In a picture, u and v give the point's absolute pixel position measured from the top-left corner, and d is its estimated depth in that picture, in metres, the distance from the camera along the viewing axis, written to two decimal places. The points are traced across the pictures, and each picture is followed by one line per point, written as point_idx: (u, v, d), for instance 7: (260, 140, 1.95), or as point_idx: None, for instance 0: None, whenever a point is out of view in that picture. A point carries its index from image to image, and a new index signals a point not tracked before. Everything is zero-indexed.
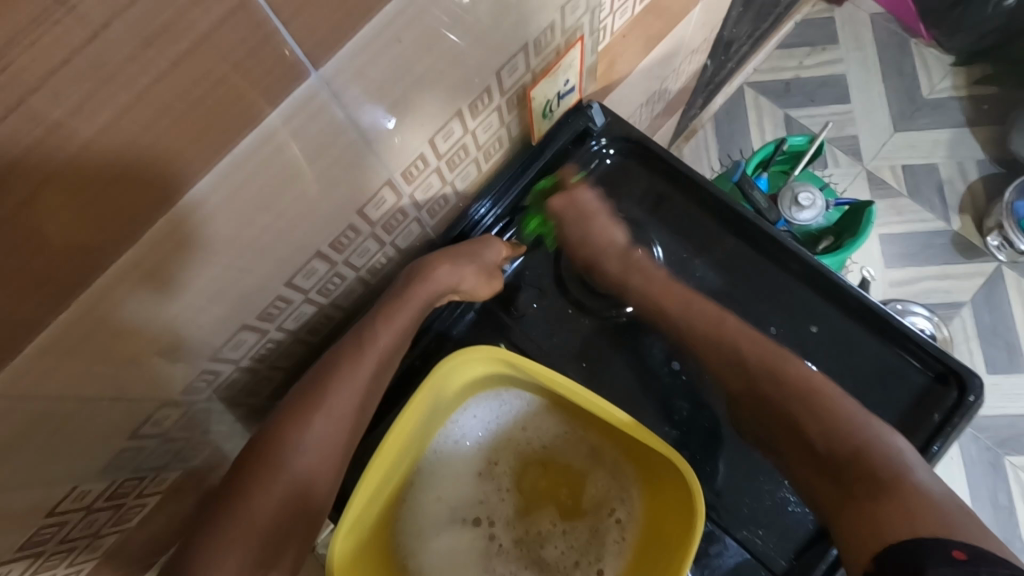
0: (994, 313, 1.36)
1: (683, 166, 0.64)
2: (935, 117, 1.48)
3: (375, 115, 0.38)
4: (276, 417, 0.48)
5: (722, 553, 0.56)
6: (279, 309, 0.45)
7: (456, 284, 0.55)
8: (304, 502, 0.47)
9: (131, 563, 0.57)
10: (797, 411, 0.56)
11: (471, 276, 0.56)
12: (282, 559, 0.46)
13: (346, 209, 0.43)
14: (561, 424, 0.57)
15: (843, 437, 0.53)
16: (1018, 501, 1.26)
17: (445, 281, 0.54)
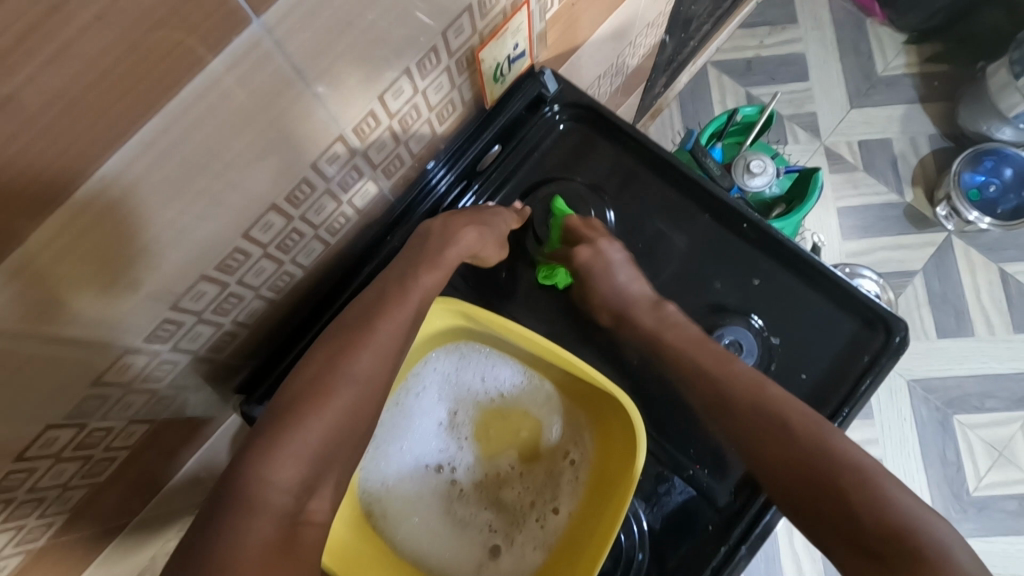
0: (944, 281, 1.43)
1: (634, 130, 0.67)
2: (890, 94, 1.54)
3: (323, 69, 0.40)
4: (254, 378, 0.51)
5: (670, 491, 0.60)
6: (237, 262, 0.47)
7: (478, 251, 0.59)
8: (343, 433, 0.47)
9: (99, 521, 0.59)
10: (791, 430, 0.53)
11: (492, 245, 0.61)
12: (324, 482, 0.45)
13: (299, 163, 0.45)
14: (518, 373, 0.60)
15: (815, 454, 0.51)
16: (965, 456, 1.34)
17: (468, 247, 0.58)
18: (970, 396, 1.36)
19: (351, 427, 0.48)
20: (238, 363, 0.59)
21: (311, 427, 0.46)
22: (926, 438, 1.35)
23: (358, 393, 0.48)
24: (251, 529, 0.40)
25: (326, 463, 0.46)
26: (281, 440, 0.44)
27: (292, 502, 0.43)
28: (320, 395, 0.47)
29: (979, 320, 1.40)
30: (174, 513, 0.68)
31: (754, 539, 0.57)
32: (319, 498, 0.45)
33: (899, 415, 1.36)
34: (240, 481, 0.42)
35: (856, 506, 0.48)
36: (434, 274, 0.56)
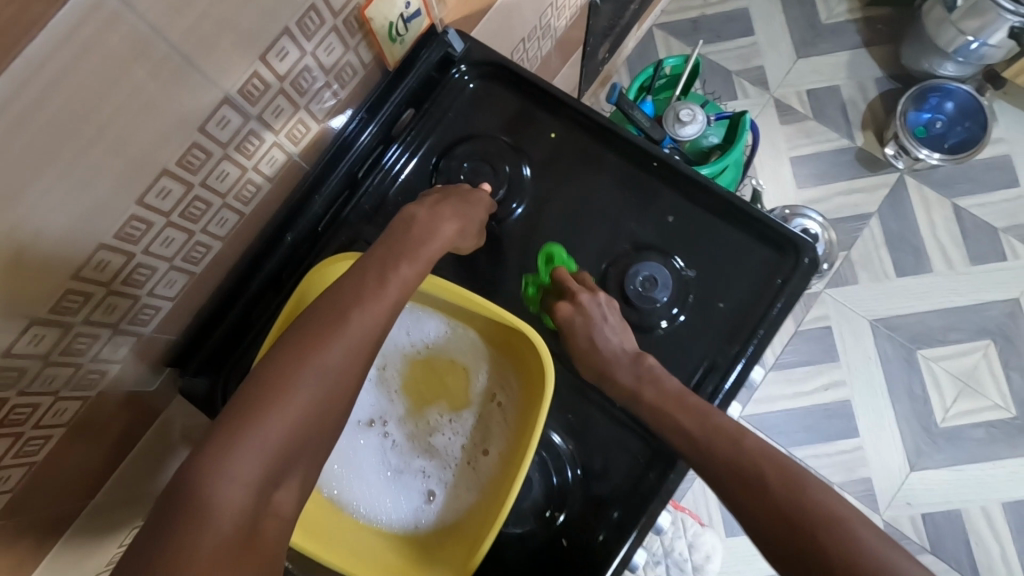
0: (899, 221, 1.44)
1: (542, 82, 0.68)
2: (834, 41, 1.55)
3: (185, 27, 0.41)
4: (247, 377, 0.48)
5: (600, 425, 0.62)
6: (139, 231, 0.49)
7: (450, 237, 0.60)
8: (305, 428, 0.46)
9: (47, 508, 0.57)
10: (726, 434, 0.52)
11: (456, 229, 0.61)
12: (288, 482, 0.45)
13: (185, 126, 0.46)
14: (442, 325, 0.62)
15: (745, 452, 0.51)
16: (931, 389, 1.36)
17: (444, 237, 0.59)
18: (933, 330, 1.39)
19: (318, 423, 0.47)
20: (167, 338, 0.60)
21: (275, 423, 0.45)
22: (892, 375, 1.38)
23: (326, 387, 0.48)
24: (199, 542, 0.39)
25: (291, 461, 0.45)
26: (243, 438, 0.43)
27: (252, 499, 0.42)
28: (282, 390, 0.46)
29: (936, 255, 1.42)
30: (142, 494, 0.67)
31: (681, 464, 0.59)
32: (285, 493, 0.44)
33: (864, 355, 1.39)
34: (196, 477, 0.41)
35: (823, 542, 0.44)
36: (414, 265, 0.56)
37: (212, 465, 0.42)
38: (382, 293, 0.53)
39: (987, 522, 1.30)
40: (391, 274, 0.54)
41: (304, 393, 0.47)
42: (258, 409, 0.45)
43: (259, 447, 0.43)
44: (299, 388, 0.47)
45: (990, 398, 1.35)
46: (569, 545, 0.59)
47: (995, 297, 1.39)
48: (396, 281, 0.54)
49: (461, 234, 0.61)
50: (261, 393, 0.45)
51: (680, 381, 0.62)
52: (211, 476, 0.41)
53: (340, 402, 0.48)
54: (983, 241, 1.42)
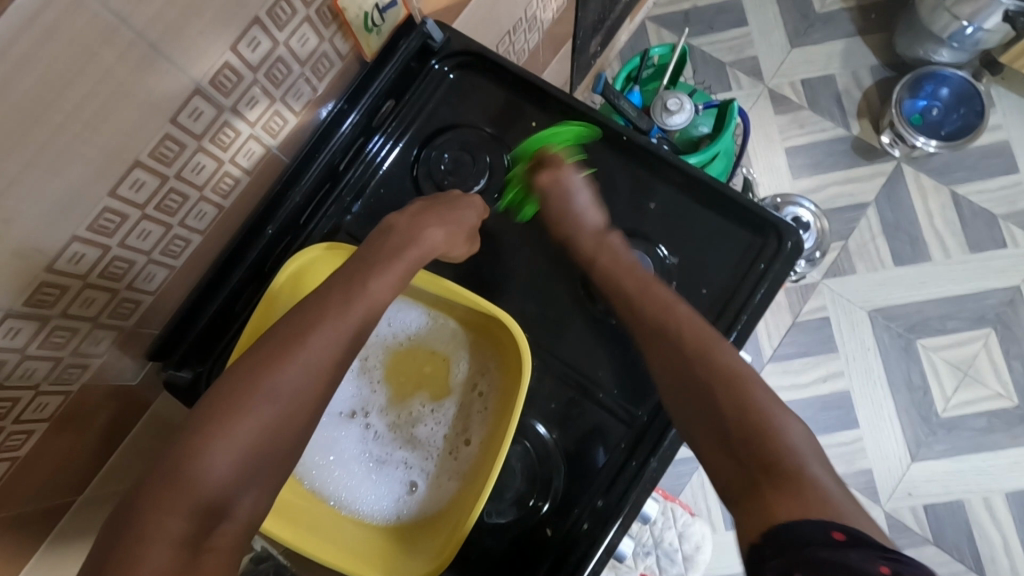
0: (896, 209, 1.43)
1: (522, 71, 0.68)
2: (828, 30, 1.53)
3: (150, 15, 0.41)
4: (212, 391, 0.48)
5: (584, 415, 0.62)
6: (114, 224, 0.49)
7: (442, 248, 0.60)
8: (261, 451, 0.47)
9: (36, 501, 0.57)
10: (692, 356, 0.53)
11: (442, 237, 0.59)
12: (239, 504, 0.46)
13: (156, 117, 0.46)
14: (423, 315, 0.62)
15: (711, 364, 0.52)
16: (931, 379, 1.35)
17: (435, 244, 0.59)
18: (931, 320, 1.37)
19: (272, 443, 0.48)
20: (150, 332, 0.60)
21: (227, 445, 0.46)
22: (891, 365, 1.37)
23: (284, 408, 0.48)
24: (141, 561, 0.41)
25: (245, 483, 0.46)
26: (192, 467, 0.44)
27: (197, 523, 0.44)
28: (236, 412, 0.47)
29: (934, 243, 1.41)
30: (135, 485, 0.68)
31: (664, 451, 0.59)
32: (233, 517, 0.46)
33: (862, 345, 1.37)
34: (148, 499, 0.43)
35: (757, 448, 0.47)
36: (384, 277, 0.55)
37: (162, 496, 0.43)
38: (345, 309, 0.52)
39: (989, 512, 1.28)
40: (359, 292, 0.53)
41: (259, 414, 0.47)
42: (213, 430, 0.46)
43: (204, 472, 0.45)
44: (250, 412, 0.47)
45: (990, 386, 1.34)
46: (553, 535, 0.59)
47: (995, 285, 1.38)
48: (363, 297, 0.53)
49: (450, 241, 0.60)
50: (208, 421, 0.46)
51: None
52: (159, 508, 0.43)
53: (299, 420, 0.49)
54: (982, 228, 1.41)
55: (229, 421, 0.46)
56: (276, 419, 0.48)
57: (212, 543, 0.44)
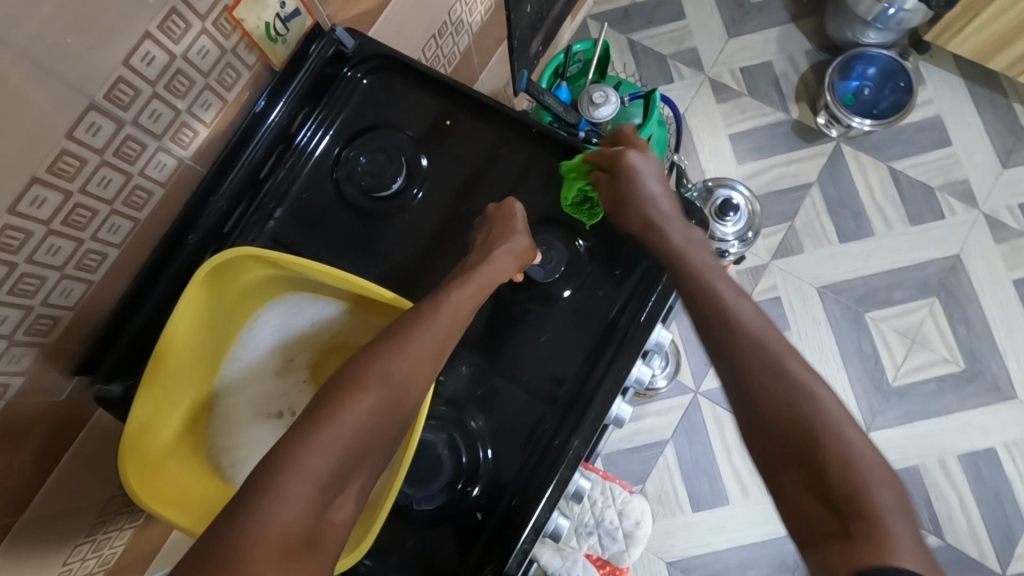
0: (838, 187, 1.48)
1: (434, 72, 0.71)
2: (763, 18, 1.58)
3: (28, 33, 0.43)
4: (341, 373, 0.50)
5: (508, 399, 0.64)
6: (19, 241, 0.50)
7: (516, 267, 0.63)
8: (379, 426, 0.49)
9: None
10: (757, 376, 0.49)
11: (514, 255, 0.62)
12: (353, 483, 0.46)
13: (50, 133, 0.47)
14: (343, 313, 0.64)
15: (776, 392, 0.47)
16: (881, 349, 1.39)
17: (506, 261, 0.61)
18: (878, 291, 1.42)
19: (384, 427, 0.49)
20: (73, 347, 0.61)
21: (349, 419, 0.47)
22: (843, 338, 1.40)
23: (393, 394, 0.50)
24: (276, 518, 0.41)
25: (358, 462, 0.47)
26: (319, 429, 0.46)
27: (322, 492, 0.44)
28: (353, 394, 0.48)
29: (875, 218, 1.45)
30: (79, 503, 0.68)
31: (586, 427, 0.62)
32: (345, 495, 0.46)
33: (814, 320, 1.41)
34: (272, 465, 0.43)
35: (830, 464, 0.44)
36: (465, 291, 0.59)
37: (290, 457, 0.44)
38: (439, 315, 0.56)
39: (945, 473, 1.32)
40: (442, 299, 0.57)
41: (373, 396, 0.49)
42: (342, 402, 0.48)
43: (336, 438, 0.46)
44: (366, 394, 0.49)
45: (938, 352, 1.38)
46: (485, 517, 0.61)
47: (935, 254, 1.42)
48: (452, 301, 0.58)
49: (524, 259, 0.63)
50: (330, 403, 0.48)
51: (581, 347, 0.64)
52: (288, 469, 0.43)
53: (410, 403, 0.51)
54: (920, 200, 1.46)
55: (349, 399, 0.48)
56: (386, 407, 0.49)
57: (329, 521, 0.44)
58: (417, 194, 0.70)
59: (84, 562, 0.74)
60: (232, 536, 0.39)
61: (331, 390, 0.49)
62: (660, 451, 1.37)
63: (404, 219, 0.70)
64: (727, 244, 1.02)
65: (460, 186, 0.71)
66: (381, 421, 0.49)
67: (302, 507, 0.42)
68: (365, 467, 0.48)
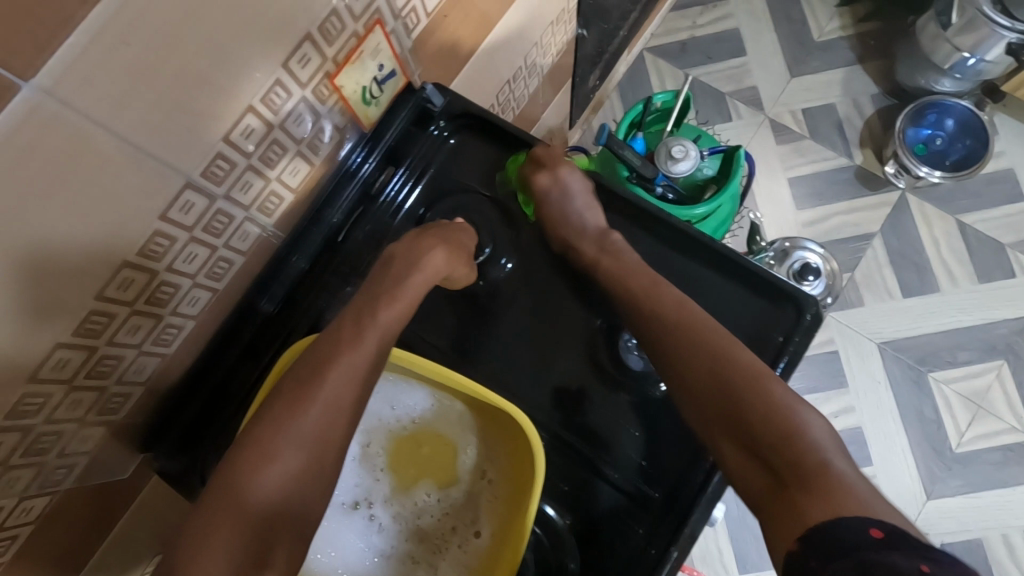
0: (902, 238, 1.41)
1: (524, 135, 0.67)
2: (827, 58, 1.53)
3: (135, 117, 0.39)
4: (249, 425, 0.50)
5: (596, 499, 0.59)
6: (101, 325, 0.46)
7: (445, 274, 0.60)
8: (295, 489, 0.48)
9: None
10: (695, 359, 0.55)
11: (441, 259, 0.60)
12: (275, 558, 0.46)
13: (143, 215, 0.44)
14: (428, 397, 0.59)
15: (707, 374, 0.53)
16: (943, 413, 1.32)
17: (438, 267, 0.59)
18: (941, 351, 1.35)
19: (302, 489, 0.49)
20: (139, 420, 0.57)
21: (260, 489, 0.47)
22: (903, 399, 1.34)
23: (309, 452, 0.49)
24: None
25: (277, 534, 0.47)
26: (235, 505, 0.46)
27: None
28: (266, 457, 0.48)
29: (941, 273, 1.39)
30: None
31: (685, 538, 0.56)
32: (273, 571, 0.46)
33: (873, 378, 1.35)
34: (186, 553, 0.44)
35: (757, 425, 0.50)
36: (392, 307, 0.56)
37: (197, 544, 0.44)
38: (358, 345, 0.53)
39: (1008, 551, 1.25)
40: (369, 323, 0.55)
41: (286, 460, 0.48)
42: (257, 469, 0.47)
43: (237, 519, 0.46)
44: (278, 457, 0.48)
45: (1005, 420, 1.31)
46: None
47: (1004, 315, 1.36)
48: (375, 327, 0.55)
49: (451, 262, 0.60)
50: (238, 466, 0.47)
51: (680, 444, 0.60)
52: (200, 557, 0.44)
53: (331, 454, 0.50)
54: (989, 257, 1.39)
55: (258, 464, 0.48)
56: (303, 461, 0.49)
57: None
58: (509, 267, 0.67)
59: None
60: None
61: (252, 446, 0.48)
62: None
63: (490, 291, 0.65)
64: None
65: (546, 258, 0.66)
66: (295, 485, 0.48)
67: None
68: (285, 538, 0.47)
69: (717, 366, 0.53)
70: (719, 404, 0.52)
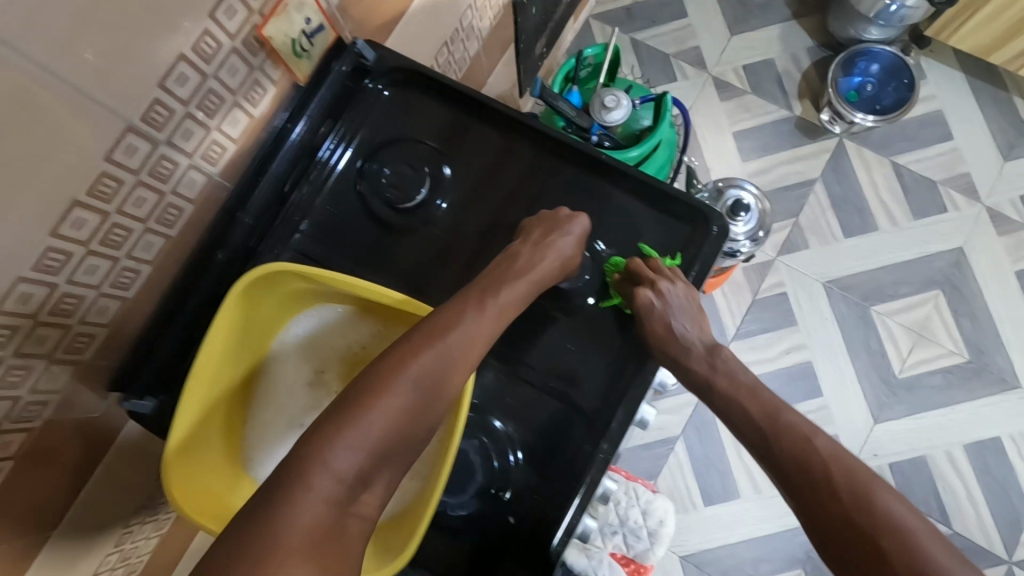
0: (843, 183, 1.49)
1: (452, 83, 0.72)
2: (765, 16, 1.59)
3: (72, 61, 0.43)
4: (378, 365, 0.54)
5: (535, 408, 0.65)
6: (59, 262, 0.50)
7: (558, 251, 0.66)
8: (401, 425, 0.52)
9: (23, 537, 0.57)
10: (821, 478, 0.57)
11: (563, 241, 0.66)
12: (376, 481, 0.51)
13: (90, 156, 0.48)
14: (372, 325, 0.66)
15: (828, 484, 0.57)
16: (887, 343, 1.41)
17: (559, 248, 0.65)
18: (883, 286, 1.43)
19: (408, 424, 0.53)
20: (106, 363, 0.61)
21: (374, 417, 0.51)
22: (850, 333, 1.42)
23: (418, 397, 0.53)
24: (298, 513, 0.46)
25: (381, 464, 0.51)
26: (349, 426, 0.50)
27: (342, 490, 0.48)
28: (383, 391, 0.52)
29: (880, 213, 1.47)
30: (110, 520, 0.68)
31: (614, 433, 0.63)
32: (369, 492, 0.51)
33: (821, 316, 1.43)
34: (302, 458, 0.48)
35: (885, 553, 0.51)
36: (507, 291, 0.62)
37: (316, 453, 0.48)
38: (477, 316, 0.59)
39: (951, 465, 1.34)
40: (488, 299, 0.61)
41: (398, 397, 0.52)
42: (377, 397, 0.52)
43: (357, 442, 0.50)
44: (391, 394, 0.52)
45: (944, 345, 1.40)
46: (516, 523, 0.63)
47: (939, 249, 1.44)
48: (495, 306, 0.61)
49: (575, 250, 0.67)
50: (358, 396, 0.52)
51: (607, 353, 0.66)
52: (315, 463, 0.48)
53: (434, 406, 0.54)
54: (924, 195, 1.47)
55: (377, 393, 0.52)
56: (412, 402, 0.53)
57: (354, 513, 0.50)
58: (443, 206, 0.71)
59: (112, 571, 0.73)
60: (261, 527, 0.45)
61: (374, 381, 0.53)
62: (672, 448, 1.39)
63: (430, 229, 0.71)
64: (738, 245, 1.03)
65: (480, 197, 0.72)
66: (414, 423, 0.53)
67: (323, 507, 0.47)
68: (389, 468, 0.52)
69: (832, 489, 0.56)
70: (838, 522, 0.55)
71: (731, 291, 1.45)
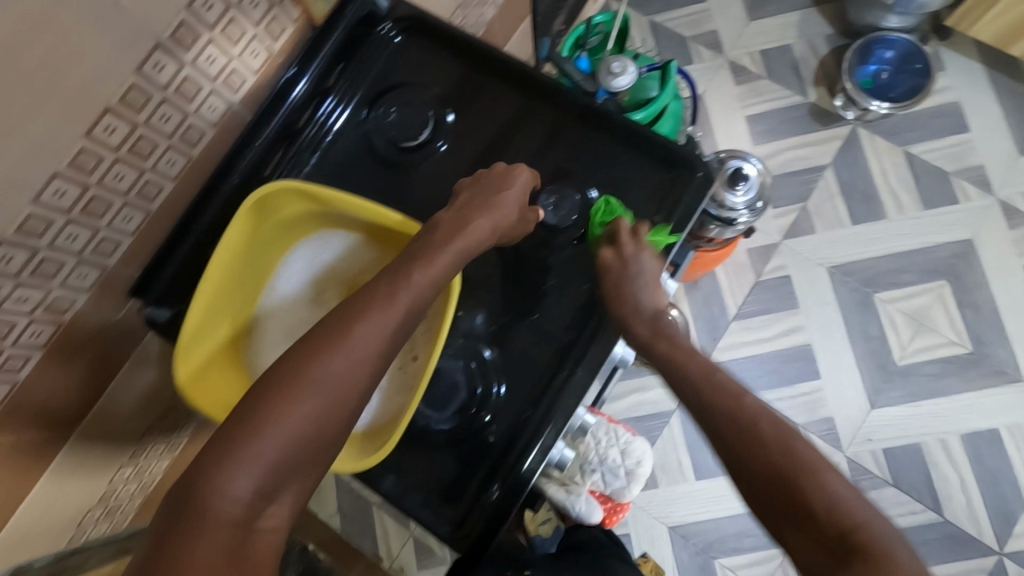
0: (853, 170, 1.50)
1: (459, 32, 0.76)
2: (783, 3, 1.60)
3: None
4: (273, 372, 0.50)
5: (517, 336, 0.69)
6: (92, 163, 0.56)
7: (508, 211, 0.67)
8: (308, 436, 0.49)
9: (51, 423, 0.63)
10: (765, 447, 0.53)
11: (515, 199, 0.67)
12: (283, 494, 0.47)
13: (123, 66, 0.54)
14: (371, 250, 0.71)
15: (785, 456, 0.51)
16: (887, 330, 1.41)
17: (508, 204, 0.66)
18: (887, 274, 1.44)
19: (315, 432, 0.49)
20: (129, 271, 0.67)
21: (277, 430, 0.47)
22: (850, 318, 1.43)
23: (332, 397, 0.50)
24: (197, 544, 0.41)
25: (283, 480, 0.47)
26: (250, 443, 0.46)
27: (242, 510, 0.45)
28: (288, 399, 0.48)
29: (889, 201, 1.47)
30: (130, 428, 0.75)
31: (589, 360, 0.67)
32: (277, 505, 0.47)
33: (822, 301, 1.44)
34: (194, 489, 0.44)
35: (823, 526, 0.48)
36: (429, 271, 0.58)
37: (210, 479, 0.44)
38: (404, 294, 0.56)
39: (945, 453, 1.35)
40: (406, 282, 0.57)
41: (303, 406, 0.48)
42: (278, 407, 0.48)
43: (252, 459, 0.46)
44: (297, 402, 0.48)
45: (945, 335, 1.40)
46: (495, 441, 0.67)
47: (946, 239, 1.44)
48: (470, 237, 0.62)
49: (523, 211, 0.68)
50: (264, 399, 0.48)
51: (589, 288, 0.70)
52: (209, 491, 0.44)
53: (349, 404, 0.51)
54: (934, 186, 1.47)
55: (278, 405, 0.48)
56: (320, 409, 0.49)
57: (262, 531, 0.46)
58: (441, 145, 0.75)
59: (128, 483, 0.80)
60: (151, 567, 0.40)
61: (274, 387, 0.49)
62: (665, 422, 1.42)
63: (431, 167, 0.75)
64: (736, 214, 1.05)
65: (478, 140, 0.75)
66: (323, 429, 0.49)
67: (222, 534, 0.43)
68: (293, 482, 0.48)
69: (789, 460, 0.51)
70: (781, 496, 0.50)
71: (733, 271, 1.47)
